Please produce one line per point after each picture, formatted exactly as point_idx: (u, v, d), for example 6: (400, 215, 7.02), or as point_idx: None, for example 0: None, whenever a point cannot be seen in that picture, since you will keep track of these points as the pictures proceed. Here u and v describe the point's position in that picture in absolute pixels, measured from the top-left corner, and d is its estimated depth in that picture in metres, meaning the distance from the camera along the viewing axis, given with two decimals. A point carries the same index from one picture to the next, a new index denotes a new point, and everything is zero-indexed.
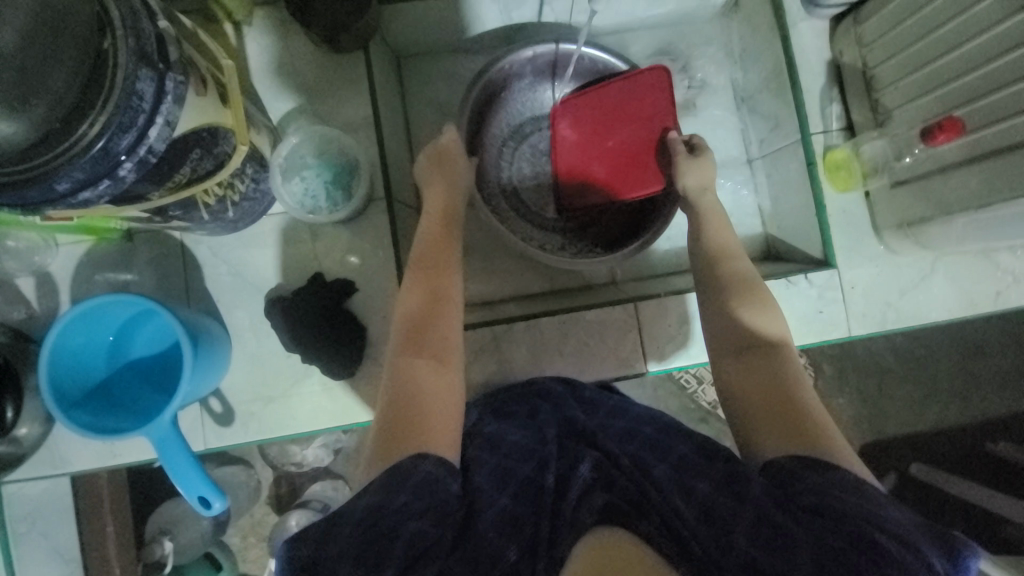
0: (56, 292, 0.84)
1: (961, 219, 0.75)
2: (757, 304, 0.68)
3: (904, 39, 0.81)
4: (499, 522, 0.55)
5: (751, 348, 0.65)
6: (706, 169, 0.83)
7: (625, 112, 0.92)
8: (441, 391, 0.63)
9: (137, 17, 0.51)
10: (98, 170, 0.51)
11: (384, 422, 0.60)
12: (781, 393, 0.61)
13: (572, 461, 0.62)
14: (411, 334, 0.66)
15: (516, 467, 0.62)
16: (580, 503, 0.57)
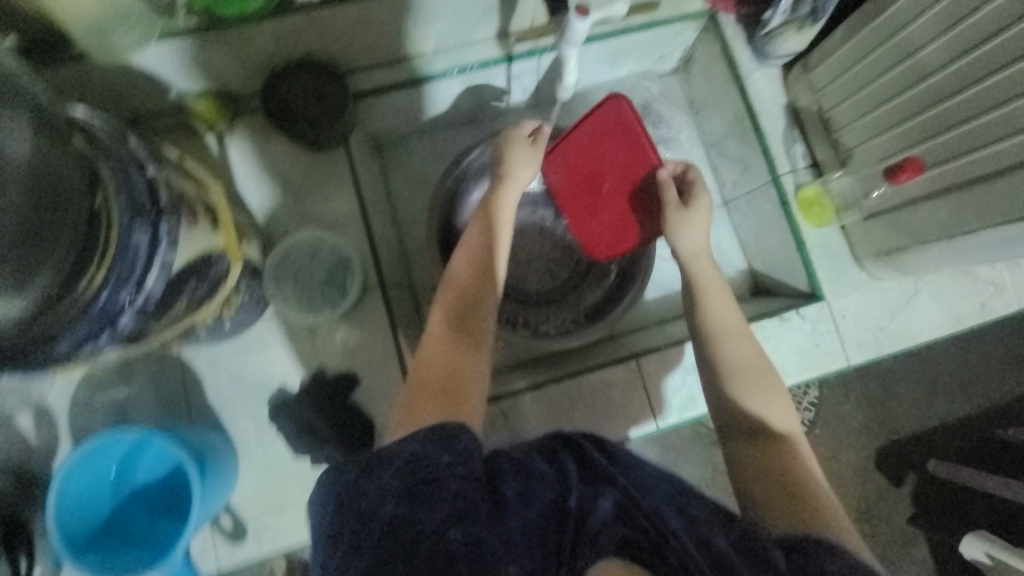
0: (54, 425, 0.83)
1: (934, 249, 0.79)
2: (764, 390, 0.69)
3: (854, 84, 0.86)
4: (523, 528, 0.46)
5: (756, 433, 0.66)
6: (702, 217, 0.81)
7: (602, 154, 0.91)
8: (469, 365, 0.65)
9: (128, 173, 0.53)
10: (99, 324, 0.51)
11: (420, 385, 0.62)
12: (789, 474, 0.61)
13: (593, 491, 0.50)
14: (454, 317, 0.69)
15: (538, 487, 0.50)
16: (600, 532, 0.46)
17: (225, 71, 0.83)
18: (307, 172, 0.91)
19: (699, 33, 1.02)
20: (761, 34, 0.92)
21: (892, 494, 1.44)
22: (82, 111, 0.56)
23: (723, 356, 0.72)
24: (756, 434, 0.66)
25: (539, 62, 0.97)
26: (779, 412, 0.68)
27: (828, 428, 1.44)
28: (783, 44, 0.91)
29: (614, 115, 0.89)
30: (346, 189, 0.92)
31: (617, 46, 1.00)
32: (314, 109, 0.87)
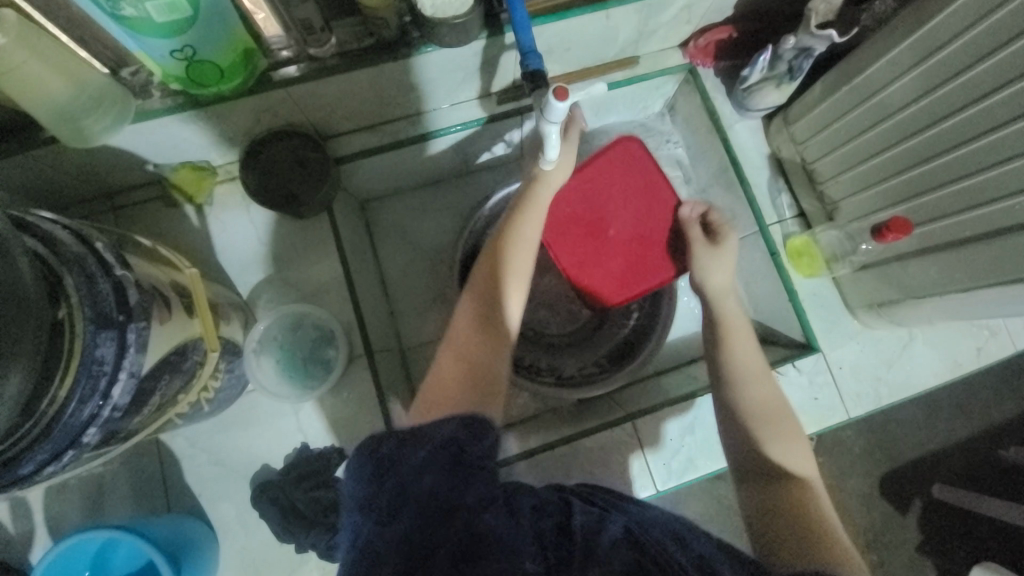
0: (23, 519, 0.78)
1: (928, 303, 0.79)
2: (782, 434, 0.66)
3: (835, 139, 0.86)
4: (533, 532, 0.44)
5: (773, 475, 0.63)
6: (728, 254, 0.81)
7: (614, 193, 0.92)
8: (485, 358, 0.62)
9: (92, 281, 0.51)
10: (62, 442, 0.48)
11: (438, 375, 0.61)
12: (808, 516, 0.57)
13: (599, 515, 0.49)
14: (475, 305, 0.67)
15: (547, 505, 0.48)
16: (612, 551, 0.45)
17: (202, 143, 0.82)
18: (290, 239, 0.90)
19: (680, 85, 1.02)
20: (741, 89, 0.93)
21: (898, 521, 1.41)
22: (48, 214, 0.54)
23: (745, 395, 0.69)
24: (772, 476, 0.63)
25: (521, 120, 0.96)
26: (797, 458, 0.65)
27: (829, 458, 1.41)
28: (762, 99, 0.92)
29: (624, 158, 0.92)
30: (330, 255, 0.90)
31: (600, 100, 1.00)
32: (296, 177, 0.86)
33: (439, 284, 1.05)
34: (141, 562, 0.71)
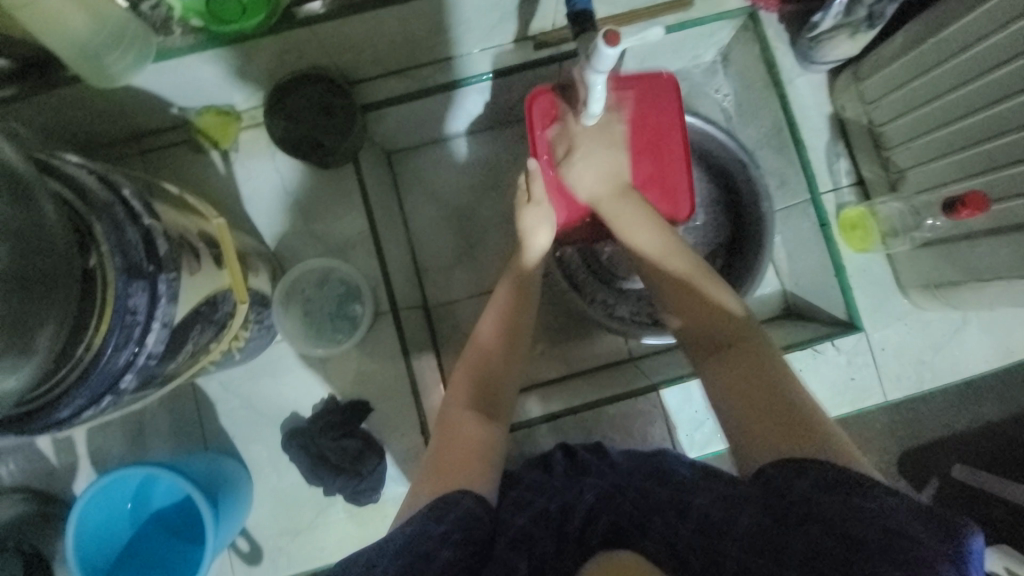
0: (73, 448, 0.84)
1: (994, 287, 0.72)
2: (698, 288, 0.67)
3: (910, 100, 0.77)
4: (513, 543, 0.50)
5: (721, 346, 0.62)
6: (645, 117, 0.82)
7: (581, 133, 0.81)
8: (475, 441, 0.62)
9: (121, 230, 0.50)
10: (99, 388, 0.49)
11: (432, 459, 0.60)
12: (759, 383, 0.57)
13: (575, 490, 0.56)
14: (478, 367, 0.69)
15: (530, 497, 0.56)
16: (587, 525, 0.51)
17: (224, 85, 0.79)
18: (315, 191, 0.88)
19: (737, 31, 0.92)
20: (809, 37, 0.83)
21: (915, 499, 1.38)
22: (74, 157, 0.53)
23: (670, 285, 0.69)
24: (716, 349, 0.63)
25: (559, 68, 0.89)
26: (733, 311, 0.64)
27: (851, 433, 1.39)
28: (831, 50, 0.83)
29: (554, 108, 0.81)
30: (356, 207, 0.88)
31: (647, 47, 0.91)
32: (320, 123, 0.82)
33: (465, 242, 1.03)
34: (181, 495, 0.76)
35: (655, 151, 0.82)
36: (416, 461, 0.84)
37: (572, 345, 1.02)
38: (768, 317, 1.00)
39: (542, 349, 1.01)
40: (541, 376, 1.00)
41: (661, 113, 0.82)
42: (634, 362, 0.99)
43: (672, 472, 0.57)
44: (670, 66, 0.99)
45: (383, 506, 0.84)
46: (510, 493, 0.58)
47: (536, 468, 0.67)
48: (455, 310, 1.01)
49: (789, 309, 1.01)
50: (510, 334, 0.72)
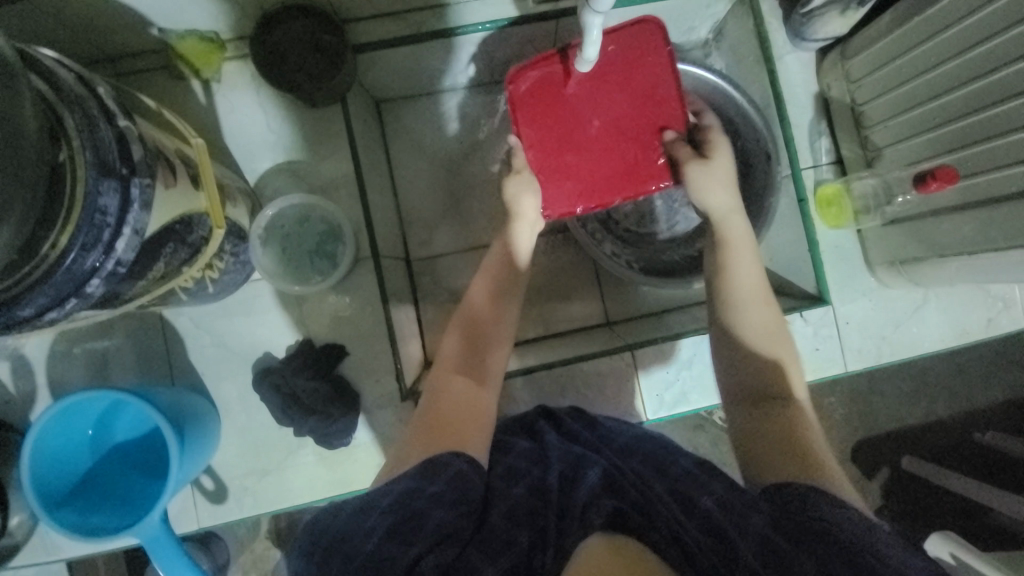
0: (31, 375, 0.81)
1: (954, 262, 0.76)
2: (771, 342, 0.68)
3: (893, 79, 0.80)
4: (510, 513, 0.52)
5: (768, 399, 0.65)
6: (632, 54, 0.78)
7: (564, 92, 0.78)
8: (476, 403, 0.66)
9: (94, 126, 0.48)
10: (64, 289, 0.48)
11: (423, 420, 0.62)
12: (802, 442, 0.60)
13: (576, 466, 0.57)
14: (473, 330, 0.73)
15: (525, 468, 0.59)
16: (588, 505, 0.51)
17: (210, 10, 0.75)
18: (300, 130, 0.86)
19: (733, 5, 0.94)
20: (801, 13, 0.85)
21: (865, 486, 1.44)
22: (48, 51, 0.50)
23: (744, 327, 0.69)
24: (764, 396, 0.65)
25: (557, 25, 0.89)
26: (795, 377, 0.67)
27: None
28: (821, 28, 0.84)
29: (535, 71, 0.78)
30: (342, 149, 0.86)
31: (644, 12, 0.91)
32: (309, 61, 0.80)
33: (451, 198, 1.02)
34: (147, 426, 0.74)
35: (647, 105, 0.78)
36: (389, 408, 0.84)
37: (552, 306, 1.02)
38: None
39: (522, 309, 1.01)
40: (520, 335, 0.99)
41: (646, 54, 0.77)
42: (611, 326, 1.01)
43: (673, 463, 0.60)
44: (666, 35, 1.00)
45: (353, 451, 0.84)
46: (505, 461, 0.61)
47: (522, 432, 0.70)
48: (437, 265, 1.00)
49: None
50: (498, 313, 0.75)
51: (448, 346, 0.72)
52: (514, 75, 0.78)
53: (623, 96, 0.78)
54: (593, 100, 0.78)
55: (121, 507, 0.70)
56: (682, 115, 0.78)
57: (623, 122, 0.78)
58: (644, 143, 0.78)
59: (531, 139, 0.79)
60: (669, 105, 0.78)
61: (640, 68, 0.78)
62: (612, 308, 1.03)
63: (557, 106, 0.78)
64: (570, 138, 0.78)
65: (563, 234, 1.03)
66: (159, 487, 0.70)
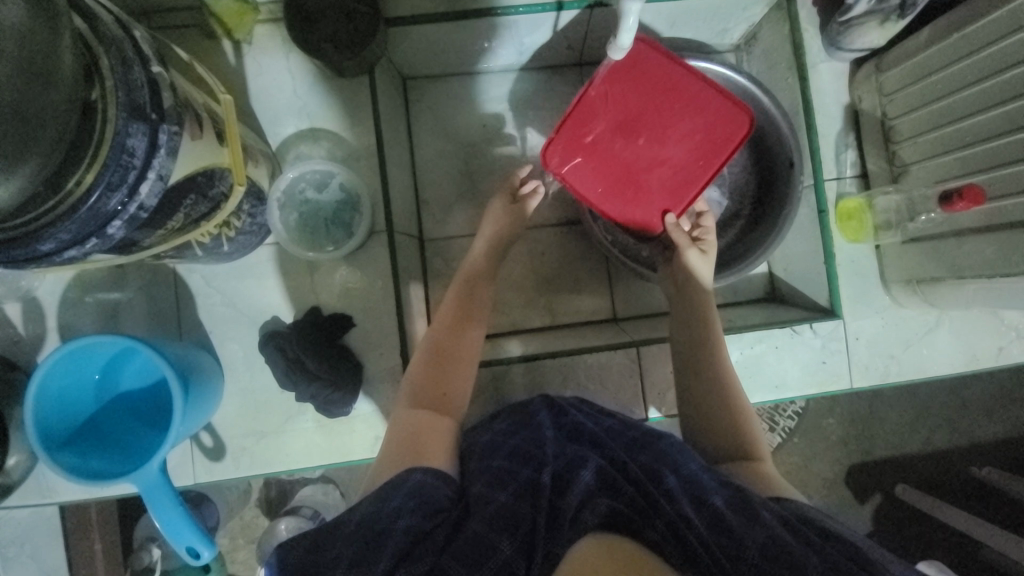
0: (43, 318, 0.82)
1: (972, 284, 0.76)
2: (734, 383, 0.72)
3: (926, 95, 0.80)
4: (490, 518, 0.51)
5: (736, 443, 0.68)
6: (711, 123, 0.78)
7: (631, 105, 0.79)
8: (444, 422, 0.67)
9: (128, 67, 0.48)
10: (85, 229, 0.49)
11: (390, 444, 0.64)
12: (765, 474, 0.64)
13: (573, 465, 0.56)
14: (459, 314, 0.76)
15: (515, 470, 0.57)
16: (583, 507, 0.51)
17: None
18: (325, 99, 0.86)
19: (770, 9, 0.93)
20: (839, 22, 0.83)
21: (854, 510, 1.43)
22: None
23: (713, 373, 0.73)
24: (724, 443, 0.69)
25: (591, 13, 0.88)
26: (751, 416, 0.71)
27: (806, 438, 1.44)
28: (858, 38, 0.83)
29: (634, 58, 0.78)
30: (366, 121, 0.86)
31: (679, 9, 0.90)
32: (340, 29, 0.80)
33: (469, 181, 1.02)
34: (152, 379, 0.75)
35: (679, 174, 0.79)
36: (390, 383, 0.84)
37: (559, 298, 1.02)
38: (751, 298, 1.04)
39: (530, 297, 1.02)
40: (526, 323, 1.01)
41: (711, 133, 0.78)
42: (617, 322, 1.01)
43: (683, 461, 0.58)
44: (698, 34, 0.99)
45: (352, 421, 0.84)
46: (494, 463, 0.59)
47: (522, 422, 0.68)
48: (449, 246, 1.00)
49: (773, 293, 1.05)
50: (474, 310, 0.77)
51: (455, 336, 0.74)
52: (641, 59, 0.78)
53: (674, 145, 0.79)
54: (654, 126, 0.79)
55: (120, 454, 0.71)
56: (689, 202, 0.79)
57: (653, 159, 0.79)
58: (644, 193, 0.80)
59: (585, 103, 0.79)
60: (689, 191, 0.79)
61: (700, 143, 0.79)
62: (620, 305, 1.02)
63: (630, 107, 0.79)
64: (608, 135, 0.79)
65: (578, 227, 1.03)
66: (161, 437, 0.71)
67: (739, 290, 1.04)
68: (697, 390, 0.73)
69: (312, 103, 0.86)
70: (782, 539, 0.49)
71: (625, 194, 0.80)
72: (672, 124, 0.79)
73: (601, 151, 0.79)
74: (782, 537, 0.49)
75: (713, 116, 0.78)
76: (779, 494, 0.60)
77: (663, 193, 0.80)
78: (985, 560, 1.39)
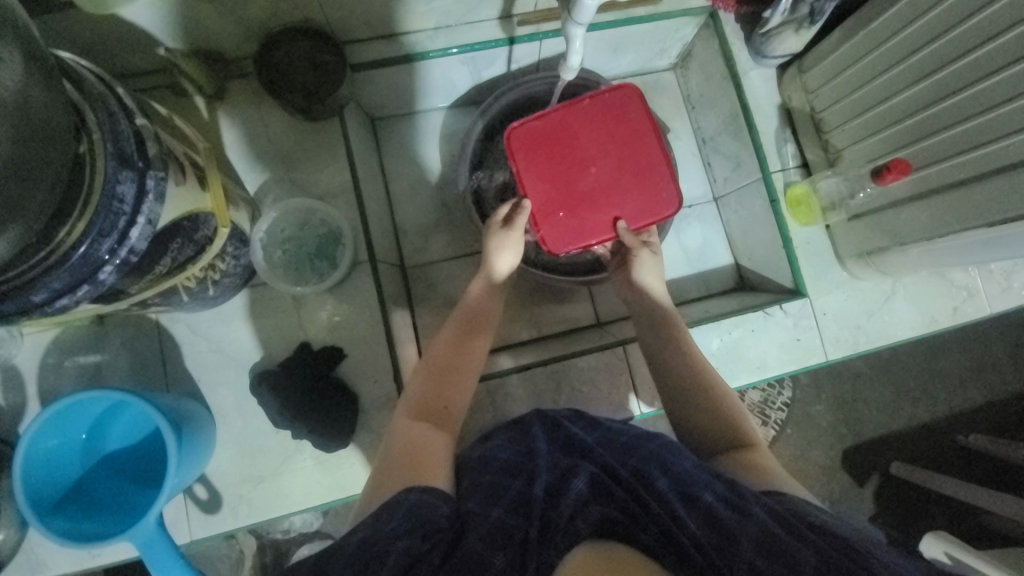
0: (22, 386, 0.79)
1: (915, 248, 0.83)
2: (717, 383, 0.74)
3: (846, 88, 0.89)
4: (486, 536, 0.50)
5: (732, 439, 0.69)
6: (617, 107, 0.87)
7: (553, 156, 0.87)
8: (435, 446, 0.65)
9: (115, 120, 0.51)
10: (78, 275, 0.50)
11: (384, 463, 0.63)
12: (762, 467, 0.64)
13: (564, 475, 0.58)
14: (460, 347, 0.78)
15: (505, 484, 0.57)
16: (575, 514, 0.52)
17: (218, 30, 0.81)
18: (299, 142, 0.90)
19: (699, 28, 1.03)
20: (760, 33, 0.93)
21: (855, 493, 1.46)
22: (66, 54, 0.52)
23: (697, 374, 0.75)
24: (729, 439, 0.69)
25: (540, 45, 0.97)
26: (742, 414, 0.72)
27: (797, 426, 1.48)
28: (779, 45, 0.92)
29: (527, 136, 0.87)
30: (340, 159, 0.90)
31: (619, 35, 0.99)
32: (310, 79, 0.85)
33: (443, 208, 1.06)
34: (142, 434, 0.73)
35: (639, 158, 0.87)
36: (388, 410, 0.84)
37: (543, 309, 1.06)
38: (723, 290, 1.12)
39: (514, 313, 1.05)
40: (514, 338, 1.03)
41: (624, 112, 0.87)
42: (601, 326, 1.05)
43: (674, 459, 0.61)
44: (639, 57, 1.09)
45: (351, 454, 0.83)
46: (485, 478, 0.59)
47: (518, 437, 0.69)
48: (431, 272, 1.04)
49: (742, 282, 1.12)
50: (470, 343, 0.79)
51: (455, 359, 0.76)
52: (521, 133, 0.86)
53: (612, 149, 0.87)
54: (583, 152, 0.87)
55: (114, 515, 0.68)
56: (669, 167, 0.87)
57: (612, 168, 0.87)
58: (630, 189, 0.87)
59: (530, 194, 0.86)
60: (659, 161, 0.87)
61: (625, 128, 0.87)
62: (602, 310, 1.07)
63: (557, 161, 0.87)
64: (567, 187, 0.86)
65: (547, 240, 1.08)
66: (155, 493, 0.69)
67: (708, 285, 1.12)
68: (686, 396, 0.74)
69: (286, 147, 0.89)
70: (773, 532, 0.51)
71: (629, 197, 0.87)
72: (594, 139, 0.87)
73: (573, 197, 0.86)
74: (773, 530, 0.51)
75: (611, 109, 0.87)
76: (769, 486, 0.61)
77: (646, 180, 0.87)
78: (987, 526, 1.43)
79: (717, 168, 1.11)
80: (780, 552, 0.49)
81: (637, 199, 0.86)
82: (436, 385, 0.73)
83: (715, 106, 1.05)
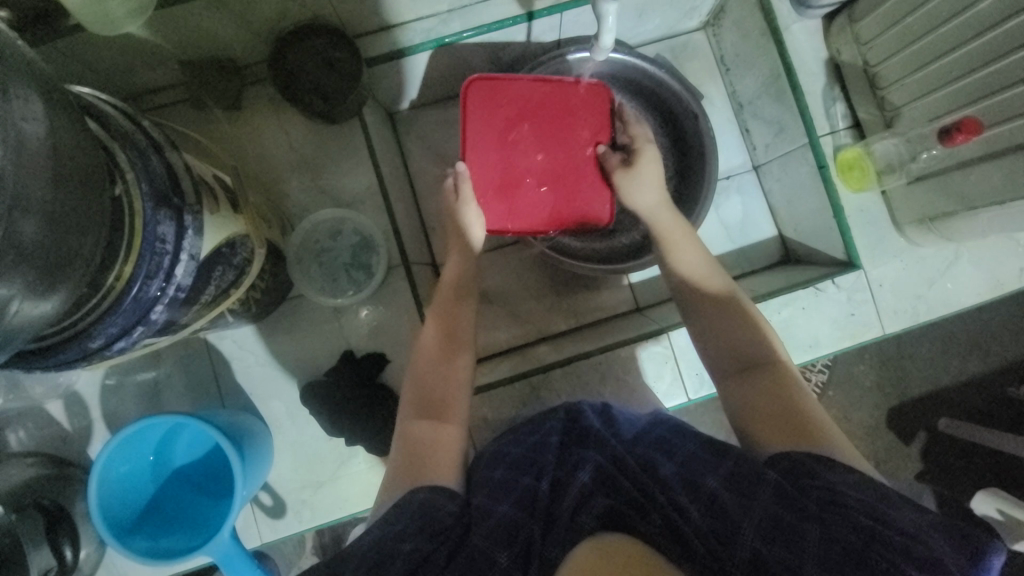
0: (88, 411, 0.83)
1: (985, 214, 0.77)
2: (734, 313, 0.69)
3: (904, 38, 0.81)
4: (490, 532, 0.51)
5: (748, 362, 0.65)
6: (496, 87, 0.84)
7: (508, 182, 0.85)
8: (449, 437, 0.63)
9: (146, 158, 0.50)
10: (131, 318, 0.51)
11: (396, 458, 0.62)
12: (784, 394, 0.61)
13: (570, 469, 0.56)
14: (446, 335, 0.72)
15: (515, 479, 0.56)
16: (578, 510, 0.51)
17: (230, 38, 0.78)
18: (320, 147, 0.88)
19: None
20: None
21: (902, 451, 1.42)
22: (84, 88, 0.50)
23: (721, 317, 0.69)
24: (746, 364, 0.65)
25: (561, 18, 0.90)
26: (760, 328, 0.68)
27: (841, 389, 1.43)
28: None
29: (484, 189, 0.84)
30: (364, 162, 0.88)
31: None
32: (325, 81, 0.82)
33: None
34: (205, 448, 0.76)
35: (550, 108, 0.86)
36: None
37: (580, 298, 1.04)
38: (767, 264, 1.07)
39: (551, 303, 1.04)
40: (552, 329, 1.02)
41: (502, 90, 0.84)
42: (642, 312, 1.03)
43: (680, 443, 0.58)
44: (666, 19, 1.01)
45: None
46: (495, 475, 0.58)
47: (532, 427, 0.65)
48: None
49: (788, 255, 1.07)
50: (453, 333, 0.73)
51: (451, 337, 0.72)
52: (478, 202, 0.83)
53: (533, 126, 0.85)
54: (518, 150, 0.85)
55: (186, 531, 0.72)
56: (573, 84, 0.86)
57: (549, 136, 0.85)
58: (570, 130, 0.86)
59: (535, 222, 0.85)
60: (562, 90, 0.86)
61: (519, 104, 0.85)
62: (641, 295, 1.05)
63: (510, 174, 0.85)
64: (541, 183, 0.85)
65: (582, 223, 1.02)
66: (224, 507, 0.72)
67: (752, 260, 1.08)
68: (701, 324, 0.70)
69: (307, 153, 0.88)
70: (779, 514, 0.47)
71: (580, 129, 0.86)
72: (512, 141, 0.85)
73: (557, 189, 0.86)
74: (779, 515, 0.47)
75: (500, 104, 0.84)
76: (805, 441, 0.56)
77: (573, 111, 0.86)
78: None
79: (755, 134, 1.05)
80: (783, 539, 0.46)
81: (585, 128, 0.86)
82: (435, 368, 0.69)
83: (752, 67, 0.98)
